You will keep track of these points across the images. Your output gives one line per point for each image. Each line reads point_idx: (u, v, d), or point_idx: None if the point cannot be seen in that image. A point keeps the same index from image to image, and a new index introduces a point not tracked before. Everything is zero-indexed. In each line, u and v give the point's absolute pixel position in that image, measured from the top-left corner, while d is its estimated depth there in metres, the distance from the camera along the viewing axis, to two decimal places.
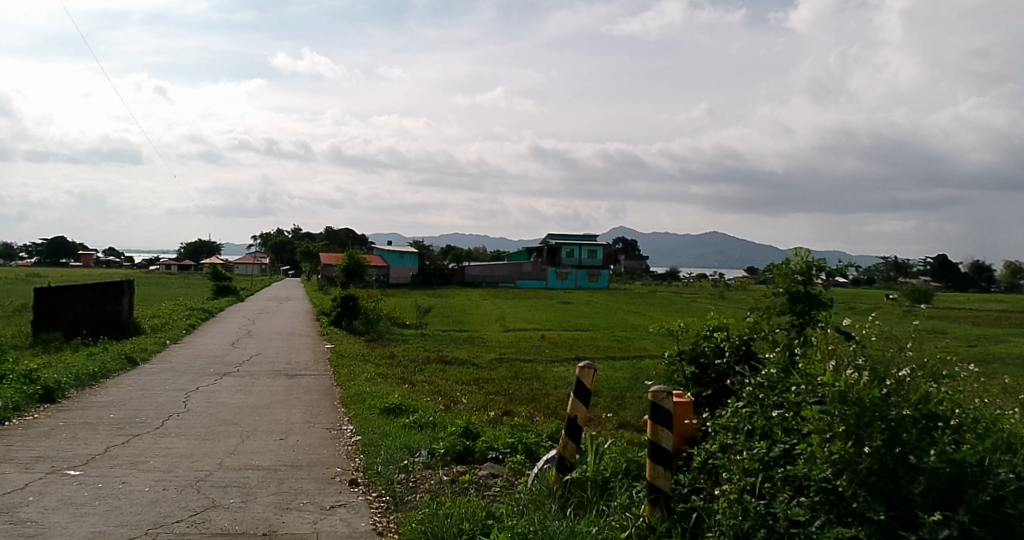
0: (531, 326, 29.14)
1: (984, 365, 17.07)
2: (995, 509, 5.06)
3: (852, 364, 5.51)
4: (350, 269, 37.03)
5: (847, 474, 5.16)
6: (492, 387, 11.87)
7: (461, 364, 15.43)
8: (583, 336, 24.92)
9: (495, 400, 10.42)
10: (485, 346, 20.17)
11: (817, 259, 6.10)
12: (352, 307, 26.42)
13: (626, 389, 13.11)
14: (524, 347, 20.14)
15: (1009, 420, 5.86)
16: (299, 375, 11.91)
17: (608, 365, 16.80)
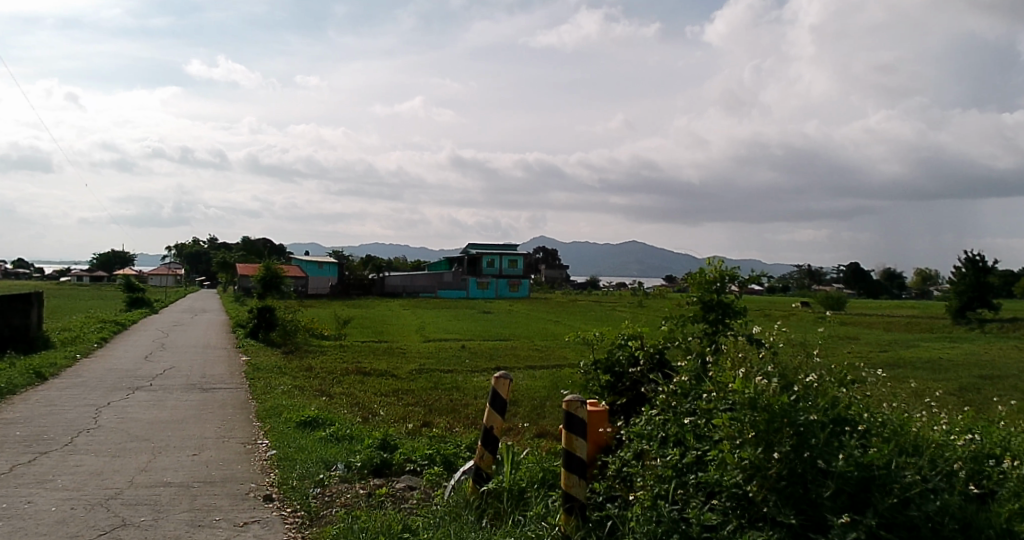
0: (455, 336, 29.12)
1: (892, 369, 17.67)
2: (902, 511, 5.20)
3: (761, 371, 5.59)
4: (268, 279, 36.34)
5: (757, 480, 5.23)
6: (411, 398, 11.75)
7: (382, 375, 15.25)
8: (505, 345, 25.03)
9: (414, 412, 10.31)
10: (407, 357, 19.96)
11: (730, 269, 6.16)
12: (269, 319, 25.94)
13: (543, 396, 13.18)
14: (446, 358, 20.03)
15: (917, 423, 5.97)
16: (215, 389, 11.62)
17: (529, 374, 16.87)
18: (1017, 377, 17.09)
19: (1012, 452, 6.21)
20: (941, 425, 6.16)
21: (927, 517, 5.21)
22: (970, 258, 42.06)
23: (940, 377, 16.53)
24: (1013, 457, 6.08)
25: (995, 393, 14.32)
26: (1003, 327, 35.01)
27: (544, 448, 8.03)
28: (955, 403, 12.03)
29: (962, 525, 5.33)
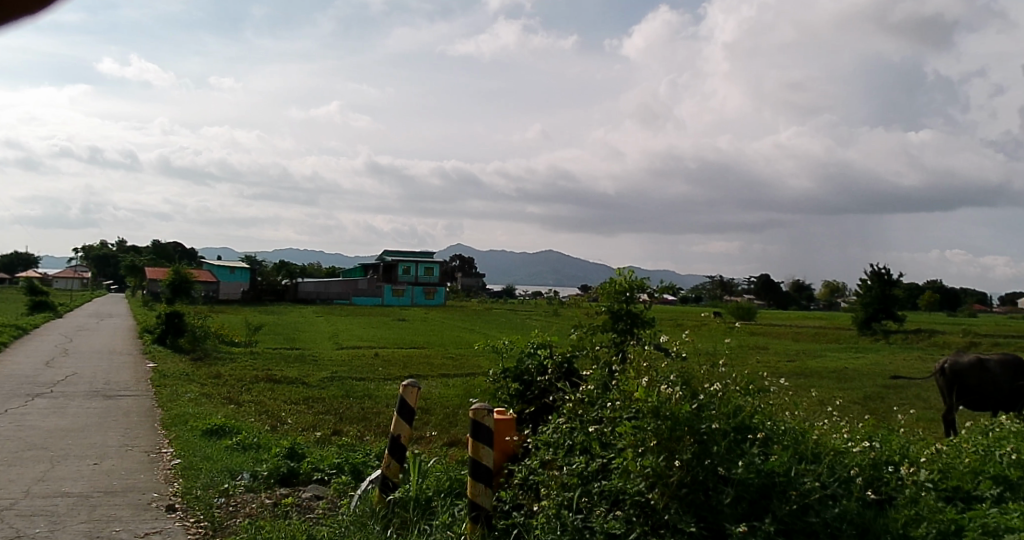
0: (369, 344, 28.81)
1: (796, 378, 18.13)
2: (801, 517, 5.32)
3: (665, 379, 5.66)
4: (176, 284, 35.72)
5: (659, 487, 5.33)
6: (322, 406, 11.60)
7: (293, 383, 14.97)
8: (419, 353, 24.90)
9: (325, 420, 10.15)
10: (319, 365, 19.57)
11: (639, 279, 6.20)
12: (178, 324, 25.32)
13: (455, 401, 13.11)
14: (360, 366, 19.70)
15: (818, 431, 6.12)
16: (119, 396, 11.28)
17: (444, 381, 16.73)
18: (916, 386, 17.63)
19: (909, 459, 6.32)
20: (843, 431, 6.27)
21: (825, 523, 5.31)
22: (877, 271, 40.07)
23: (843, 385, 17.01)
24: (910, 464, 6.21)
25: (892, 401, 14.71)
26: (910, 337, 36.04)
27: (454, 456, 8.01)
28: (856, 412, 12.31)
29: (861, 531, 5.41)
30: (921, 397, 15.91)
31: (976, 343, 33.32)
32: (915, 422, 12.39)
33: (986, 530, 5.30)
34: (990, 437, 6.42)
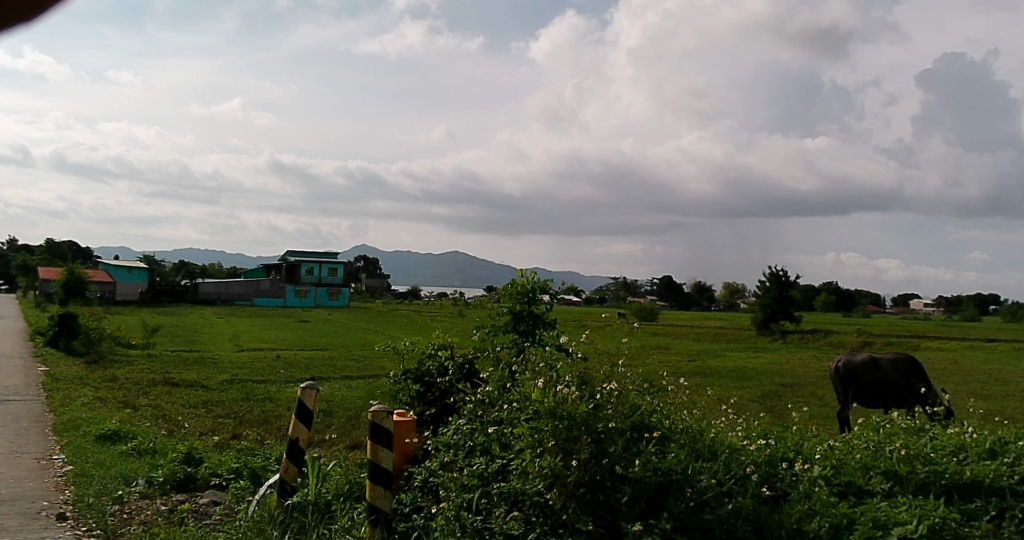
0: (269, 345, 28.10)
1: (694, 377, 18.52)
2: (696, 514, 5.44)
3: (562, 380, 5.75)
4: (70, 285, 34.50)
5: (556, 487, 5.41)
6: (222, 409, 11.34)
7: (192, 387, 14.55)
8: (321, 354, 24.50)
9: (224, 424, 9.94)
10: (219, 368, 19.00)
11: (542, 280, 6.25)
12: (71, 326, 24.45)
13: (359, 401, 12.99)
14: (262, 368, 19.20)
15: (716, 429, 6.24)
16: (7, 402, 10.82)
17: (347, 382, 16.42)
18: (811, 384, 18.17)
19: (804, 455, 6.33)
20: (737, 430, 6.34)
21: (721, 519, 5.44)
22: (776, 272, 38.81)
23: (740, 384, 17.45)
24: (804, 460, 6.22)
25: (788, 399, 15.07)
26: (808, 337, 37.11)
27: (357, 458, 7.98)
28: (753, 409, 12.57)
29: (756, 527, 5.54)
30: (816, 394, 16.41)
31: (869, 343, 34.64)
32: (810, 420, 12.69)
33: (876, 524, 5.45)
34: (881, 433, 6.43)
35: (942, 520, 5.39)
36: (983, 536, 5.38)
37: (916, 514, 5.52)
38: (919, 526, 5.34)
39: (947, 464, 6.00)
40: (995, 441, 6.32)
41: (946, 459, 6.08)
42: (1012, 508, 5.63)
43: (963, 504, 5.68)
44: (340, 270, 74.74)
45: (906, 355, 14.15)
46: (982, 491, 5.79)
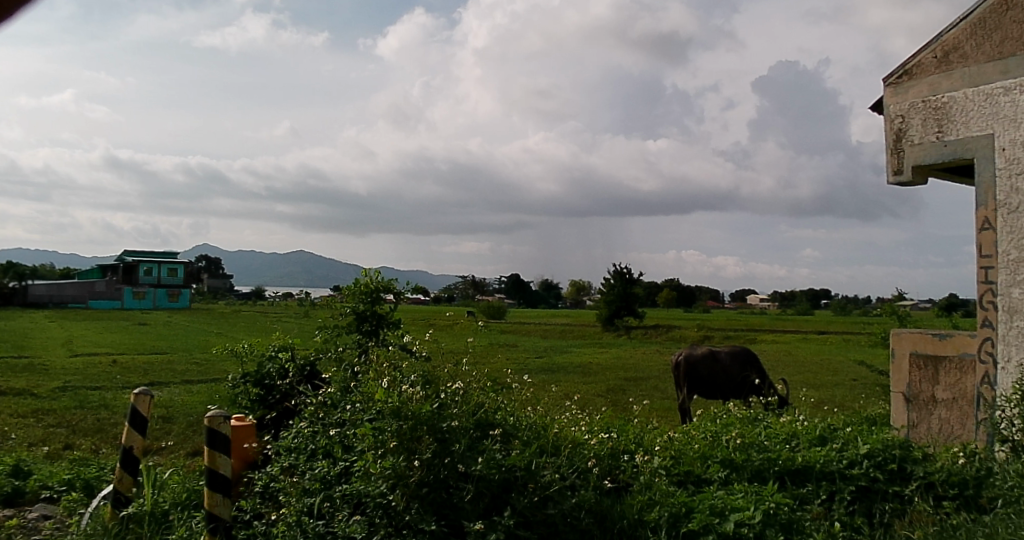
0: (105, 349, 26.57)
1: (542, 373, 18.91)
2: (540, 510, 5.42)
3: (406, 380, 5.76)
4: None
5: (399, 488, 5.32)
6: (52, 419, 10.82)
7: (20, 396, 13.76)
8: (160, 357, 23.48)
9: (56, 434, 9.56)
10: (50, 376, 17.93)
11: (386, 280, 6.21)
12: None
13: (200, 407, 12.59)
14: (96, 375, 18.22)
15: (560, 424, 6.34)
16: None
17: (187, 387, 15.80)
18: (653, 377, 18.91)
19: (643, 447, 6.37)
20: (580, 426, 6.44)
21: (565, 513, 5.43)
22: (617, 269, 39.53)
23: (585, 378, 17.95)
24: (644, 452, 6.22)
25: (632, 393, 15.46)
26: (649, 333, 38.29)
27: (198, 464, 7.91)
28: (596, 403, 12.90)
29: (598, 518, 5.52)
30: (658, 387, 16.93)
31: (710, 337, 36.27)
32: (651, 413, 13.02)
33: (714, 511, 5.47)
34: (719, 424, 6.48)
35: (776, 505, 5.47)
36: (816, 520, 5.43)
37: (752, 500, 5.57)
38: (756, 511, 5.41)
39: (781, 451, 5.99)
40: (824, 428, 6.44)
41: (780, 446, 6.09)
42: (841, 491, 5.68)
43: (796, 489, 5.70)
44: (180, 273, 66.82)
45: (743, 347, 14.52)
46: (814, 476, 5.81)
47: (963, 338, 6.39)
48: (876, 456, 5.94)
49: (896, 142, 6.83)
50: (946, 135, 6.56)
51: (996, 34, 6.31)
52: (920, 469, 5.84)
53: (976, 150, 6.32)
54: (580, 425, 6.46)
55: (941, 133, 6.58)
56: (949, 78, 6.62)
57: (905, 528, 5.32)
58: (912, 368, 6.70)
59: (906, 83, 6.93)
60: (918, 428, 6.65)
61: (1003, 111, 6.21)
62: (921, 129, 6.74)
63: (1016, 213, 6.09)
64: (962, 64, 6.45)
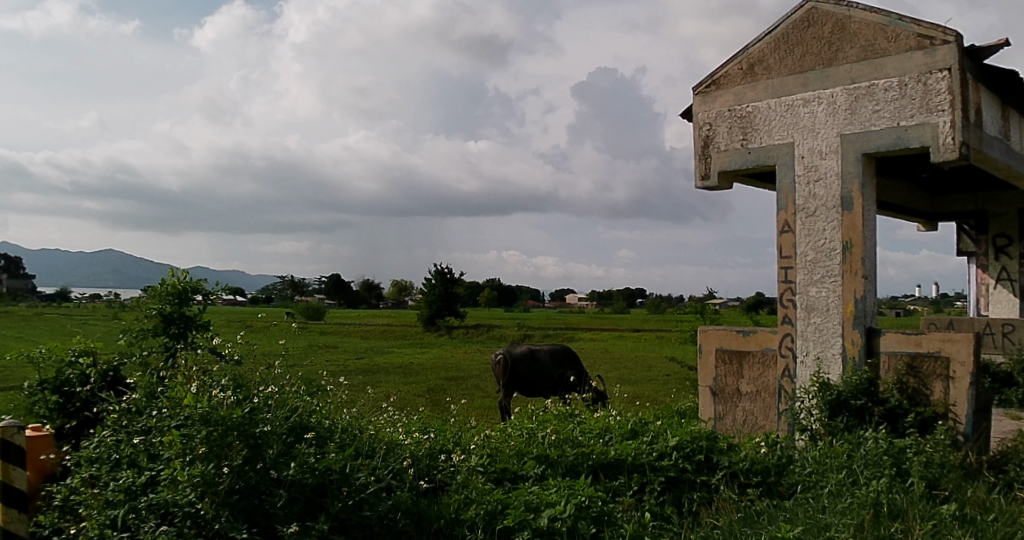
0: None
1: (362, 375, 18.73)
2: (355, 512, 5.32)
3: (216, 384, 5.64)
4: None
5: (208, 496, 5.03)
6: None
7: None
8: None
9: None
10: None
11: (194, 280, 6.15)
12: None
13: None
14: None
15: (377, 425, 6.32)
16: None
17: None
18: (474, 376, 19.15)
19: (460, 445, 6.39)
20: (397, 428, 6.43)
21: (379, 515, 5.35)
22: (440, 269, 39.96)
23: (407, 379, 17.93)
24: (461, 451, 6.22)
25: (451, 393, 15.54)
26: (469, 333, 38.76)
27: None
28: (414, 403, 12.95)
29: (414, 519, 5.48)
30: (478, 386, 17.13)
31: (528, 335, 37.30)
32: (470, 411, 13.15)
33: (528, 507, 5.50)
34: (535, 421, 6.54)
35: (588, 498, 5.54)
36: (626, 511, 5.55)
37: (564, 494, 5.61)
38: (567, 505, 5.46)
39: (594, 445, 6.10)
40: (636, 422, 6.62)
41: (593, 440, 6.20)
42: (651, 482, 5.79)
43: (609, 481, 5.78)
44: None
45: (563, 345, 14.57)
46: (625, 468, 5.90)
47: (765, 333, 6.77)
48: (685, 447, 6.10)
49: (704, 147, 7.16)
50: (749, 143, 6.95)
51: (797, 50, 6.73)
52: (725, 459, 6.04)
53: (776, 157, 6.72)
54: (396, 426, 6.46)
55: (745, 140, 6.95)
56: (753, 88, 7.01)
57: (711, 516, 5.53)
58: (717, 362, 7.00)
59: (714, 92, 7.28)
60: (724, 419, 6.97)
61: (801, 122, 6.63)
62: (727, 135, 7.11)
63: (812, 217, 6.52)
64: (767, 76, 6.84)
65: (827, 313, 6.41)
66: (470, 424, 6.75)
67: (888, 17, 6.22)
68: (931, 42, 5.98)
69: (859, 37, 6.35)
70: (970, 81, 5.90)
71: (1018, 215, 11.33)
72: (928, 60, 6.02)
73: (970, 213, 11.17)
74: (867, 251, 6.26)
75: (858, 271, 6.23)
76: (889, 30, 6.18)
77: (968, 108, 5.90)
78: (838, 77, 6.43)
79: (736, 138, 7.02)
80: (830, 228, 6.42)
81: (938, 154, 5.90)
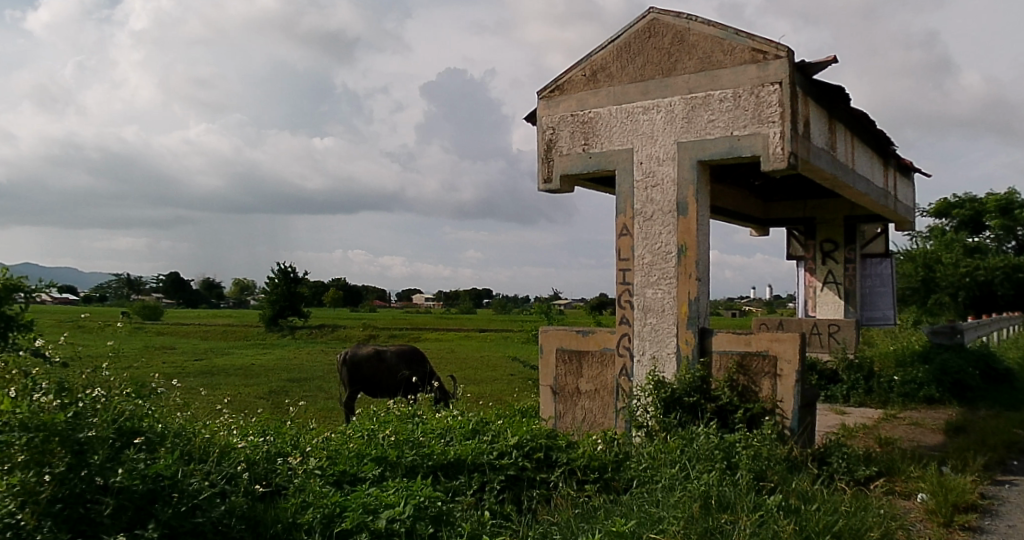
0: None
1: (197, 377, 18.21)
2: (187, 520, 5.10)
3: (37, 388, 5.40)
4: None
5: (29, 506, 4.70)
6: None
7: None
8: None
9: None
10: None
11: (17, 279, 5.94)
12: None
13: None
14: None
15: (210, 429, 6.19)
16: None
17: None
18: (318, 377, 18.95)
19: (297, 448, 6.32)
20: (232, 432, 6.31)
21: (213, 522, 5.18)
22: (285, 269, 40.56)
23: (249, 381, 17.55)
24: (299, 454, 6.15)
25: (293, 395, 15.34)
26: (314, 332, 38.64)
27: None
28: (252, 406, 12.83)
29: (250, 524, 5.37)
30: (324, 387, 17.01)
31: (374, 336, 37.39)
32: (311, 413, 13.13)
33: (366, 509, 5.39)
34: (376, 423, 6.53)
35: (427, 500, 5.48)
36: (465, 510, 5.57)
37: (403, 495, 5.56)
38: (406, 506, 5.40)
39: (435, 446, 6.12)
40: (477, 422, 6.71)
41: (435, 441, 6.23)
42: (491, 481, 5.87)
43: (449, 481, 5.79)
44: None
45: (411, 346, 14.32)
46: (466, 468, 5.95)
47: (603, 333, 7.02)
48: (524, 446, 6.23)
49: (547, 150, 7.34)
50: (592, 148, 7.21)
51: (638, 59, 7.04)
52: (563, 456, 6.19)
53: (617, 162, 6.99)
54: (231, 430, 6.33)
55: (588, 145, 7.20)
56: (595, 95, 7.27)
57: (548, 513, 5.64)
58: (557, 362, 7.18)
59: (557, 97, 7.49)
60: (564, 418, 7.14)
61: (642, 128, 6.92)
62: (569, 140, 7.35)
63: (650, 221, 6.81)
64: (609, 83, 7.12)
65: (663, 313, 6.72)
66: (310, 427, 6.71)
67: (725, 31, 6.58)
68: (763, 56, 6.39)
69: (698, 48, 6.71)
70: (798, 95, 6.32)
71: (843, 222, 11.97)
72: (760, 74, 6.42)
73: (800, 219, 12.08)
74: (700, 255, 6.60)
75: (692, 273, 6.56)
76: (725, 43, 6.57)
77: (796, 120, 6.31)
78: (676, 86, 6.75)
79: (578, 143, 7.27)
80: (666, 233, 6.72)
81: (769, 163, 6.27)
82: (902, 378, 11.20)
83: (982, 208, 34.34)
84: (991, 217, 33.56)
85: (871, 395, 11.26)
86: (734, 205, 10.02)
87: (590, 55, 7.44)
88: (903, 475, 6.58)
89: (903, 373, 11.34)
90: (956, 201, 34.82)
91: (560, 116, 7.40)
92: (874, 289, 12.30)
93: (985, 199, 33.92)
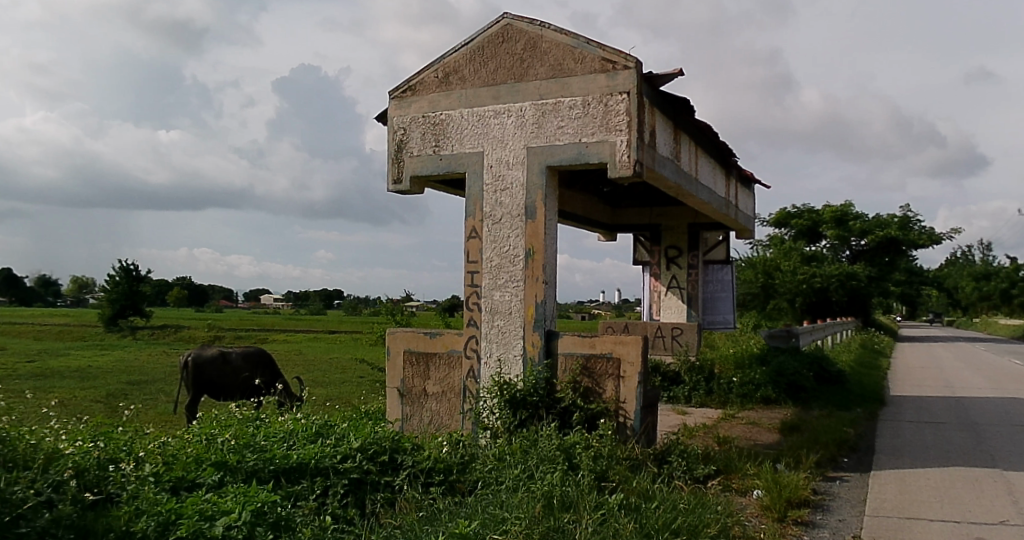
0: None
1: (24, 379, 17.30)
2: (8, 529, 4.81)
3: None
4: None
5: None
6: None
7: None
8: None
9: None
10: None
11: None
12: None
13: None
14: None
15: (33, 434, 5.95)
16: None
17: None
18: (160, 379, 18.35)
19: (130, 452, 6.14)
20: (60, 438, 6.10)
21: (38, 531, 4.93)
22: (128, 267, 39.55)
23: (86, 384, 16.80)
24: (132, 460, 5.96)
25: (131, 398, 14.82)
26: (158, 333, 37.51)
27: None
28: (75, 409, 12.36)
29: (80, 533, 5.13)
30: (165, 390, 16.43)
31: (219, 337, 36.50)
32: (144, 417, 12.78)
33: (202, 515, 5.12)
34: (214, 427, 6.40)
35: (266, 505, 5.31)
36: (307, 515, 5.48)
37: (240, 501, 5.35)
38: (243, 512, 5.17)
39: (276, 450, 6.04)
40: (321, 426, 6.69)
41: (277, 445, 6.15)
42: (334, 485, 5.83)
43: (291, 486, 5.71)
44: None
45: (257, 348, 14.08)
46: (307, 472, 5.89)
47: (450, 336, 7.14)
48: (369, 449, 6.22)
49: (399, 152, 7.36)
50: (443, 150, 7.25)
51: (490, 63, 7.19)
52: (408, 459, 6.22)
53: (467, 165, 7.06)
54: (61, 436, 6.12)
55: (438, 147, 7.23)
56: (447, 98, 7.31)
57: (389, 516, 5.62)
58: (405, 364, 7.31)
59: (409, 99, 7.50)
60: (411, 419, 7.28)
61: (494, 133, 7.09)
62: (420, 142, 7.36)
63: (499, 224, 7.01)
64: (460, 86, 7.19)
65: (510, 315, 6.92)
66: (145, 433, 6.51)
67: (574, 40, 6.86)
68: (612, 66, 6.73)
69: (549, 56, 6.93)
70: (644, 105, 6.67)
71: (688, 228, 12.43)
72: (608, 83, 6.74)
73: (647, 226, 12.41)
74: (546, 258, 6.84)
75: (539, 276, 6.79)
76: (576, 52, 6.85)
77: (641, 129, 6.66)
78: (529, 91, 6.98)
79: (429, 145, 7.29)
80: (514, 235, 6.93)
81: (616, 170, 6.58)
82: (741, 380, 11.78)
83: (818, 218, 39.46)
84: (829, 227, 38.89)
85: (712, 396, 11.82)
86: (586, 210, 10.35)
87: (442, 57, 7.54)
88: (740, 472, 6.91)
89: (742, 375, 11.93)
90: (796, 212, 39.75)
91: (411, 117, 7.41)
92: (717, 294, 12.80)
93: (822, 212, 39.21)
